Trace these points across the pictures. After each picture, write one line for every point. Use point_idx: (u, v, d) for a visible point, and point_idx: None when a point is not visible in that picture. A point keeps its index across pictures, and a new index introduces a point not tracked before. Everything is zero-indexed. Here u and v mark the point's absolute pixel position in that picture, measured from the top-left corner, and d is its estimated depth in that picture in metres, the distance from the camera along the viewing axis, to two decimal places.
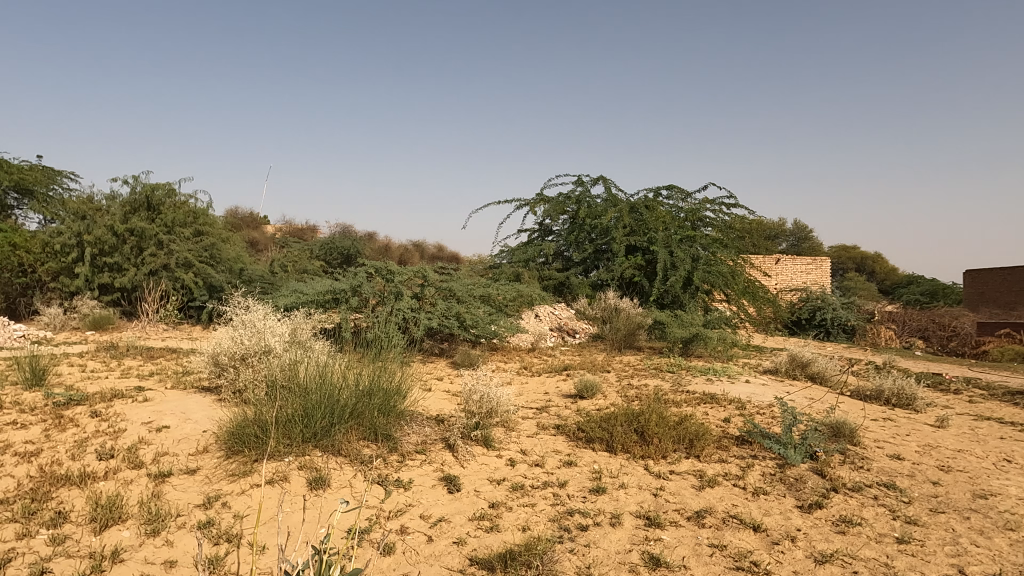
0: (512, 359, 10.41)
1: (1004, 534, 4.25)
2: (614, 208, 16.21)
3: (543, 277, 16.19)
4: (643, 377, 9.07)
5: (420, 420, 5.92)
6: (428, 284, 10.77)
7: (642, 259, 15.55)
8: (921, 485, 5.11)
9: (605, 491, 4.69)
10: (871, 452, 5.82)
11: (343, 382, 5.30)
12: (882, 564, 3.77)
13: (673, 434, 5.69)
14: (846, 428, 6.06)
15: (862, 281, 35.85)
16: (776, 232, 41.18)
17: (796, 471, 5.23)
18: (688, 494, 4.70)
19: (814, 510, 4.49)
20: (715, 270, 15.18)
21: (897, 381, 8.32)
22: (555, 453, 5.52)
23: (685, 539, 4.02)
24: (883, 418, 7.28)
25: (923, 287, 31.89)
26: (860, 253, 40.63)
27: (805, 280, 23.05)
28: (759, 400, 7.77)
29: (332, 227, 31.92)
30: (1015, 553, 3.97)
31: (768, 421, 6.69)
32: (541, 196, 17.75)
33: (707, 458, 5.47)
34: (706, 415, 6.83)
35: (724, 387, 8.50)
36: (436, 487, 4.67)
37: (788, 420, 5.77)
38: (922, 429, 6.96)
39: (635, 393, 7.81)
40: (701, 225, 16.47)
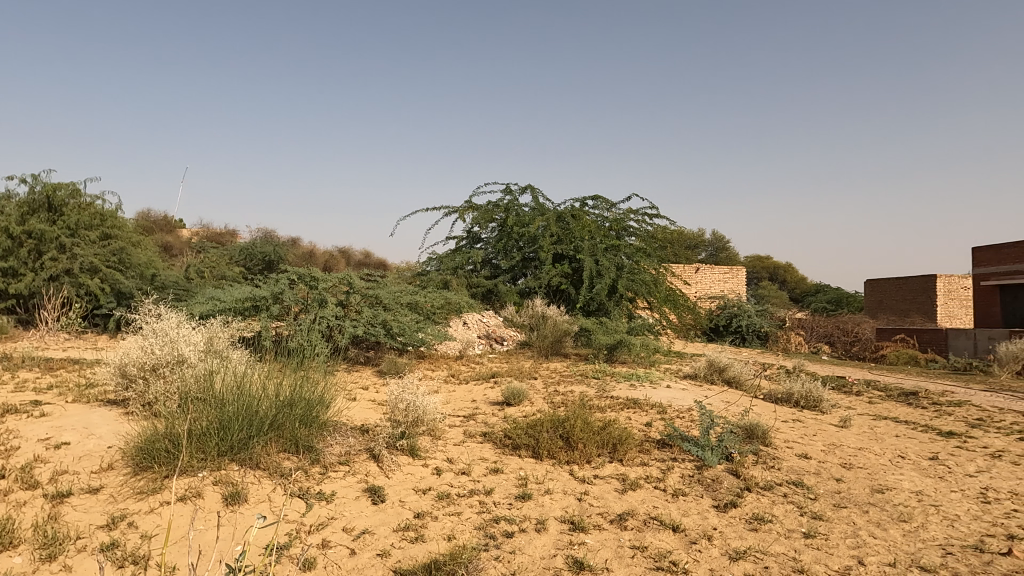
0: (439, 367, 10.35)
1: (898, 525, 4.57)
2: (541, 217, 16.41)
3: (470, 284, 16.12)
4: (569, 383, 9.20)
5: (344, 431, 5.78)
6: (354, 291, 10.56)
7: (569, 267, 15.83)
8: (826, 482, 5.43)
9: (531, 497, 4.73)
10: (781, 452, 6.14)
11: (263, 393, 5.11)
12: (790, 558, 3.97)
13: (597, 439, 5.80)
14: (759, 429, 6.36)
15: (774, 289, 37.85)
16: (695, 243, 42.91)
17: (712, 472, 5.45)
18: (611, 498, 4.80)
19: (729, 510, 4.69)
20: (638, 278, 15.66)
21: (806, 384, 8.82)
22: (481, 460, 5.52)
23: (608, 542, 4.11)
24: (793, 419, 7.70)
25: (830, 295, 33.99)
26: (773, 263, 42.93)
27: (723, 288, 24.05)
28: (679, 404, 8.03)
29: (253, 232, 30.77)
30: (908, 543, 4.27)
31: (688, 424, 6.93)
32: (470, 204, 17.71)
33: (630, 462, 5.61)
34: (629, 420, 7.01)
35: (646, 392, 8.75)
36: (359, 498, 4.57)
37: (705, 423, 6.00)
38: (827, 429, 7.39)
39: (561, 400, 7.93)
40: (625, 234, 16.92)
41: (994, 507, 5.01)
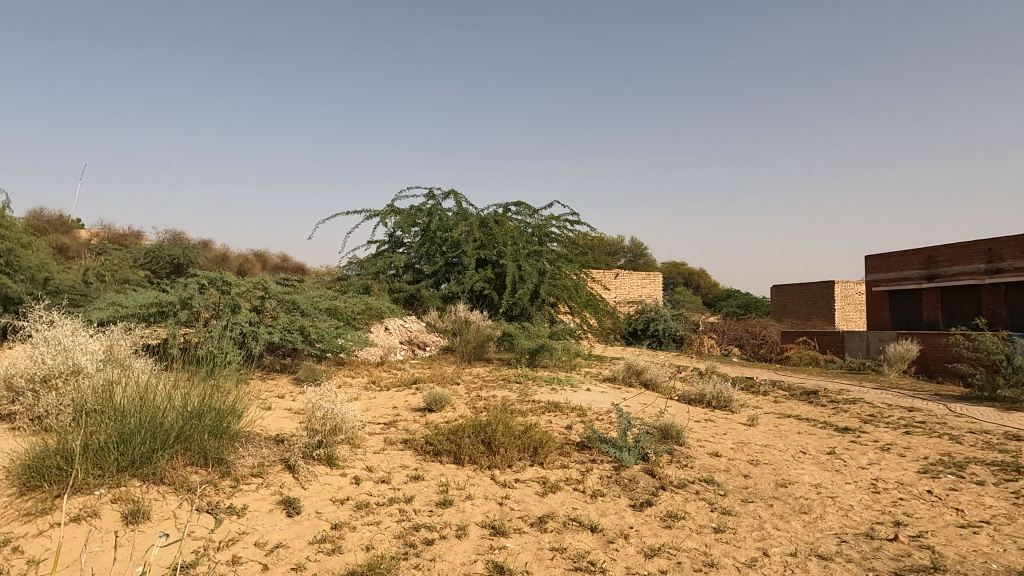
0: (360, 373, 10.13)
1: (799, 517, 4.85)
2: (465, 222, 16.38)
3: (392, 289, 15.86)
4: (492, 388, 9.23)
5: (257, 441, 5.56)
6: (269, 296, 10.19)
7: (492, 272, 15.89)
8: (735, 478, 5.69)
9: (451, 503, 4.70)
10: (694, 451, 6.39)
11: (168, 403, 4.84)
12: (701, 553, 4.13)
13: (518, 443, 5.84)
14: (674, 429, 6.59)
15: (689, 294, 39.43)
16: (615, 250, 44.11)
17: (629, 472, 5.60)
18: (532, 501, 4.84)
19: (645, 508, 4.83)
20: (560, 283, 15.93)
21: (718, 385, 9.22)
22: (402, 468, 5.44)
23: (528, 545, 4.14)
24: (705, 419, 8.03)
25: (740, 300, 35.75)
26: (687, 270, 44.71)
27: (641, 293, 24.78)
28: (598, 407, 8.21)
29: (159, 233, 29.09)
30: (808, 533, 4.54)
31: (607, 426, 7.09)
32: (392, 208, 17.47)
33: (550, 464, 5.68)
34: (550, 423, 7.10)
35: (567, 395, 8.90)
36: (273, 511, 4.40)
37: (623, 425, 6.17)
38: (736, 428, 7.76)
39: (483, 405, 7.94)
40: (548, 240, 17.16)
41: (883, 496, 5.40)
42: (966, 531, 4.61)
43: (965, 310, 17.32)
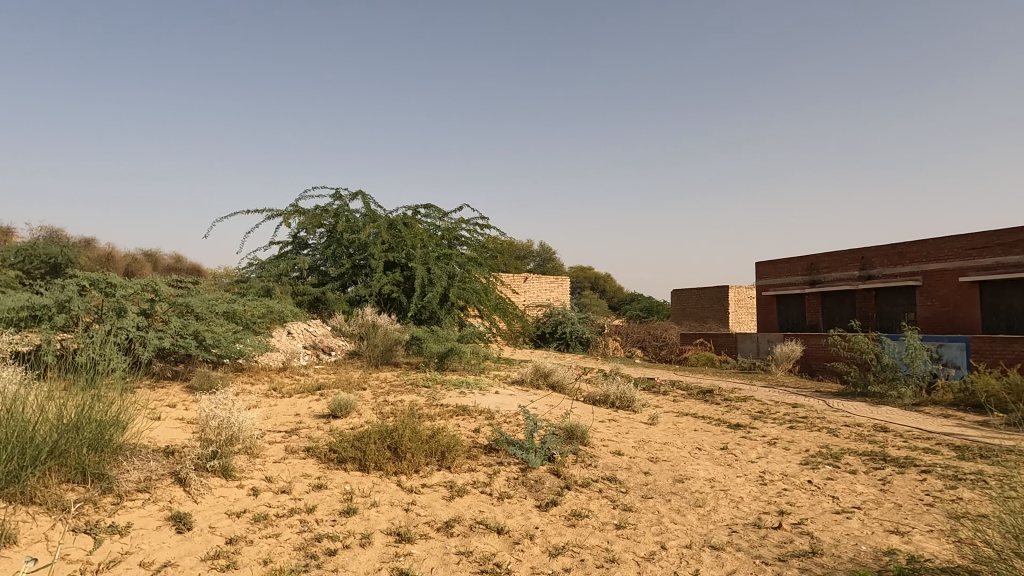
0: (260, 380, 9.71)
1: (694, 510, 5.09)
2: (373, 223, 16.06)
3: (296, 291, 15.29)
4: (399, 393, 9.09)
5: (143, 454, 5.20)
6: (160, 298, 9.56)
7: (401, 275, 15.67)
8: (635, 476, 5.90)
9: (356, 511, 4.60)
10: (598, 450, 6.57)
11: (40, 416, 4.42)
12: (604, 549, 4.25)
13: (425, 448, 5.79)
14: (578, 430, 6.75)
15: (595, 297, 40.56)
16: (524, 254, 44.69)
17: (535, 473, 5.69)
18: (438, 506, 4.82)
19: (550, 508, 4.92)
20: (469, 287, 15.94)
21: (621, 386, 9.54)
22: (304, 477, 5.25)
23: (435, 550, 4.11)
24: (608, 419, 8.28)
25: (643, 303, 37.17)
26: (594, 274, 45.96)
27: (549, 297, 25.21)
28: (506, 409, 8.28)
29: (32, 230, 26.63)
30: (702, 525, 4.78)
31: (514, 429, 7.17)
32: (296, 208, 16.86)
33: (457, 469, 5.67)
34: (458, 427, 7.09)
35: (476, 398, 8.91)
36: (161, 528, 4.13)
37: (529, 427, 6.25)
38: (638, 427, 8.05)
39: (390, 410, 7.81)
40: (458, 244, 17.13)
41: (769, 488, 5.77)
42: (841, 517, 5.01)
43: (842, 313, 18.83)
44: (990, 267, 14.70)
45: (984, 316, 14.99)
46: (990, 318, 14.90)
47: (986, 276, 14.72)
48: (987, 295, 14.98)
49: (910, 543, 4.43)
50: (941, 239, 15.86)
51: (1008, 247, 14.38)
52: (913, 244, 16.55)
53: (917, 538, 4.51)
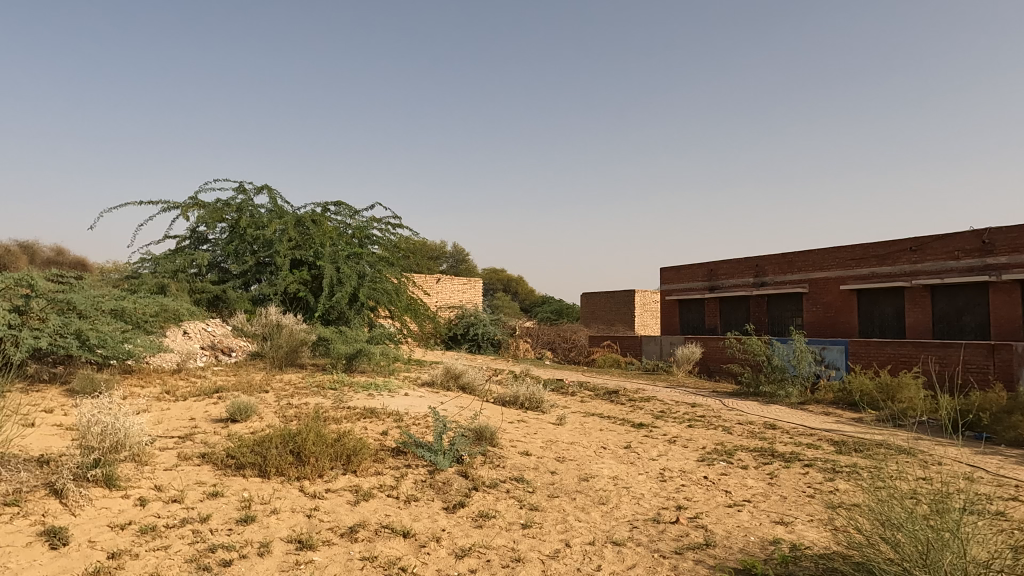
0: (151, 382, 9.12)
1: (598, 508, 5.24)
2: (279, 220, 15.44)
3: (194, 289, 14.46)
4: (304, 395, 8.79)
5: (13, 465, 4.74)
6: (36, 294, 8.78)
7: (308, 274, 15.17)
8: (542, 475, 6.00)
9: (254, 519, 4.40)
10: (506, 451, 6.63)
11: None
12: (510, 549, 4.29)
13: (330, 452, 5.64)
14: (487, 431, 6.78)
15: (507, 299, 40.90)
16: (437, 254, 44.42)
17: (444, 475, 5.67)
18: (343, 511, 4.70)
19: (458, 510, 4.92)
20: (379, 287, 15.65)
21: (530, 387, 9.67)
22: (198, 485, 4.98)
23: (338, 556, 4.01)
24: (518, 420, 8.37)
25: (553, 305, 37.87)
26: (507, 276, 46.32)
27: (461, 298, 25.17)
28: (416, 411, 8.19)
29: None
30: (605, 522, 4.92)
31: (423, 431, 7.10)
32: (195, 201, 15.95)
33: (364, 472, 5.55)
34: (365, 430, 6.95)
35: (384, 400, 8.75)
36: (31, 545, 3.78)
37: (438, 428, 6.21)
38: (546, 427, 8.18)
39: (294, 413, 7.54)
40: (369, 243, 16.77)
41: (669, 484, 6.02)
42: (732, 510, 5.31)
43: (738, 317, 19.95)
44: (867, 277, 16.02)
45: (861, 322, 16.32)
46: (866, 323, 16.25)
47: (864, 285, 16.04)
48: (864, 302, 16.33)
49: (792, 533, 4.75)
50: (825, 250, 17.13)
51: (882, 258, 15.73)
52: (801, 254, 17.77)
53: (799, 528, 4.85)
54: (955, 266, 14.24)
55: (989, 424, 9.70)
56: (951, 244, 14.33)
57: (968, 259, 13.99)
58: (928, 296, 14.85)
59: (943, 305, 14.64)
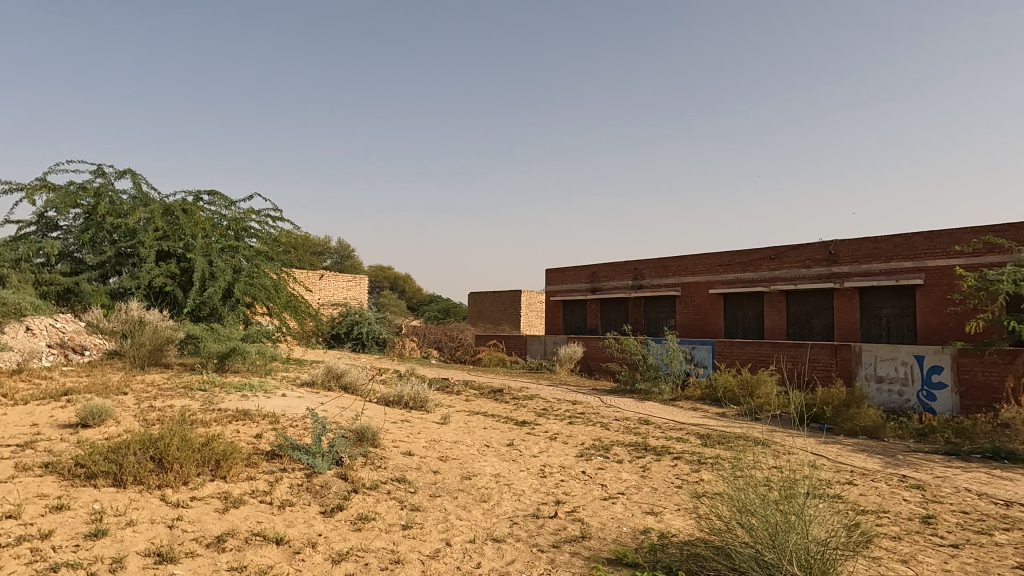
0: None
1: (480, 505, 5.29)
2: (144, 207, 14.22)
3: (40, 281, 13.05)
4: (169, 397, 8.18)
5: None
6: None
7: (176, 267, 14.13)
8: (425, 475, 5.96)
9: (106, 533, 4.04)
10: (388, 452, 6.53)
11: None
12: (389, 551, 4.23)
13: (196, 457, 5.28)
14: (369, 432, 6.62)
15: (394, 297, 40.24)
16: (320, 250, 42.90)
17: (321, 478, 5.48)
18: (209, 520, 4.41)
19: (335, 513, 4.77)
20: (257, 283, 14.86)
21: (414, 387, 9.57)
22: (39, 498, 4.48)
23: (202, 568, 3.76)
24: (401, 420, 8.26)
25: (441, 304, 37.72)
26: (394, 274, 45.55)
27: (346, 295, 24.44)
28: (293, 413, 7.85)
29: None
30: (486, 519, 4.97)
31: (301, 433, 6.83)
32: (44, 182, 14.38)
33: (234, 478, 5.25)
34: (237, 432, 6.57)
35: (259, 401, 8.32)
36: None
37: (317, 430, 6.00)
38: (430, 427, 8.13)
39: (156, 416, 6.99)
40: (246, 235, 15.86)
41: (548, 480, 6.19)
42: (608, 502, 5.55)
43: (618, 318, 20.83)
44: (732, 281, 17.30)
45: (726, 324, 17.59)
46: (730, 325, 17.54)
47: (729, 289, 17.29)
48: (729, 305, 17.61)
49: (661, 522, 5.05)
50: (696, 256, 18.31)
51: (745, 265, 17.03)
52: (675, 259, 18.87)
53: (667, 517, 5.15)
54: (806, 273, 15.69)
55: (830, 417, 10.78)
56: (804, 254, 15.78)
57: (818, 267, 15.47)
58: (784, 301, 16.26)
59: (796, 309, 16.10)
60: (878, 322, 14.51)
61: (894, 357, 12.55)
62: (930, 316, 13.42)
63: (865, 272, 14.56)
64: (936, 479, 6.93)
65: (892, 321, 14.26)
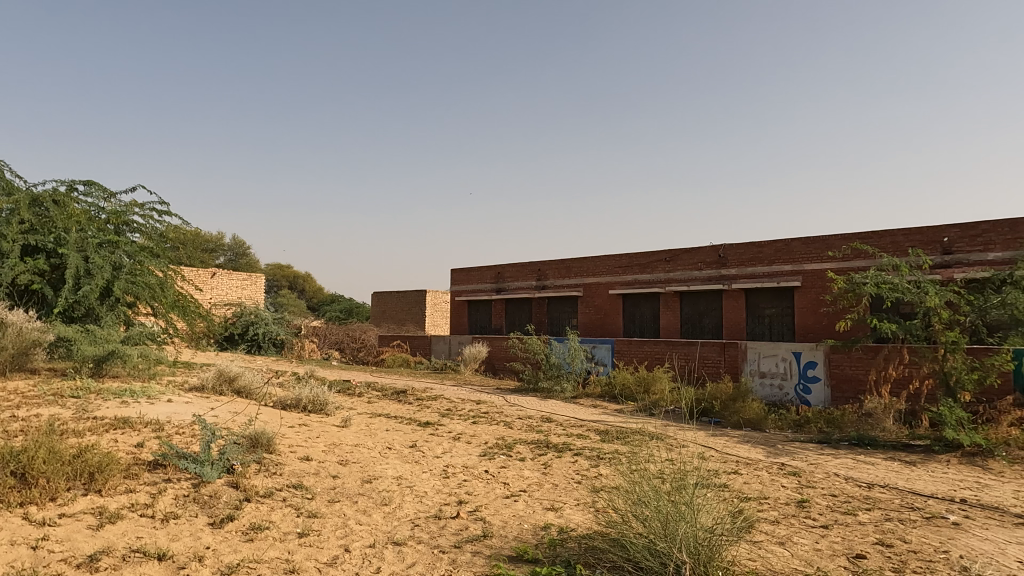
0: None
1: (381, 509, 5.19)
2: (6, 197, 12.90)
3: None
4: (35, 405, 7.46)
5: None
6: None
7: (45, 263, 12.92)
8: (323, 480, 5.79)
9: None
10: (284, 457, 6.28)
11: None
12: (283, 561, 4.07)
13: (67, 470, 4.85)
14: (264, 437, 6.34)
15: (292, 296, 38.76)
16: (212, 246, 40.65)
17: (211, 487, 5.19)
18: (80, 538, 4.07)
19: (225, 524, 4.53)
20: (140, 281, 13.85)
21: (313, 390, 9.25)
22: None
23: None
24: (298, 424, 7.97)
25: (343, 304, 36.74)
26: (293, 272, 43.88)
27: (241, 295, 23.28)
28: (179, 420, 7.39)
29: None
30: (387, 523, 4.89)
31: (188, 441, 6.44)
32: None
33: (111, 491, 4.87)
34: (114, 442, 6.10)
35: (141, 408, 7.75)
36: None
37: (206, 437, 5.68)
38: (329, 430, 7.90)
39: (19, 427, 6.35)
40: (127, 230, 14.75)
41: (451, 480, 6.17)
42: (509, 501, 5.60)
43: (522, 318, 21.11)
44: (631, 282, 17.97)
45: (625, 324, 18.25)
46: (629, 324, 18.21)
47: (628, 289, 17.95)
48: (628, 306, 18.28)
49: (561, 517, 5.16)
50: (597, 258, 18.87)
51: (643, 267, 17.74)
52: (577, 260, 19.36)
53: (567, 512, 5.27)
54: (698, 275, 16.56)
55: (718, 411, 11.42)
56: (696, 257, 16.64)
57: (708, 270, 16.37)
58: (678, 301, 17.08)
59: (689, 309, 16.95)
60: (762, 321, 15.54)
61: (775, 354, 13.48)
62: (807, 315, 14.53)
63: (750, 274, 15.55)
64: (810, 466, 7.52)
65: (774, 320, 15.31)
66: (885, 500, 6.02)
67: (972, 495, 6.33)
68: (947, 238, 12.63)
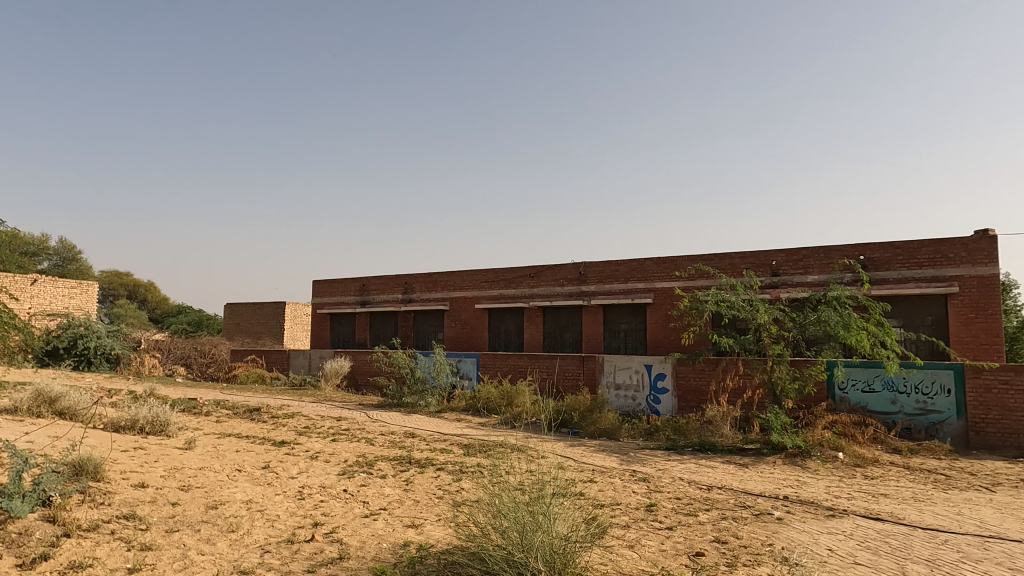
0: None
1: (226, 537, 4.84)
2: None
3: None
4: None
5: None
6: None
7: None
8: (160, 509, 5.29)
9: None
10: (114, 485, 5.67)
11: None
12: None
13: None
14: (90, 464, 5.69)
15: (132, 307, 35.25)
16: (34, 249, 36.03)
17: (20, 524, 4.56)
18: None
19: (37, 565, 4.00)
20: None
21: (152, 409, 8.47)
22: None
23: None
24: (133, 447, 7.24)
25: (192, 316, 34.03)
26: (133, 280, 39.96)
27: (67, 305, 20.80)
28: None
29: None
30: (232, 551, 4.57)
31: None
32: None
33: None
34: None
35: None
36: None
37: (16, 465, 4.94)
38: (170, 453, 7.26)
39: None
40: None
41: (306, 502, 5.89)
42: (368, 520, 5.45)
43: (387, 332, 20.73)
44: (496, 297, 18.26)
45: (490, 338, 18.50)
46: (494, 338, 18.46)
47: (494, 304, 18.23)
48: (493, 320, 18.54)
49: (421, 534, 5.10)
50: (464, 272, 18.99)
51: (508, 282, 18.11)
52: (445, 274, 19.37)
53: (427, 529, 5.22)
54: (560, 291, 17.19)
55: (577, 421, 11.87)
56: (559, 274, 17.27)
57: (570, 286, 17.05)
58: (541, 316, 17.60)
59: (551, 323, 17.52)
60: (618, 336, 16.40)
61: (629, 366, 14.28)
62: (657, 330, 15.55)
63: (608, 291, 16.40)
64: (659, 472, 8.03)
65: (628, 334, 16.22)
66: (722, 501, 6.55)
67: (793, 491, 7.08)
68: (775, 261, 14.09)
